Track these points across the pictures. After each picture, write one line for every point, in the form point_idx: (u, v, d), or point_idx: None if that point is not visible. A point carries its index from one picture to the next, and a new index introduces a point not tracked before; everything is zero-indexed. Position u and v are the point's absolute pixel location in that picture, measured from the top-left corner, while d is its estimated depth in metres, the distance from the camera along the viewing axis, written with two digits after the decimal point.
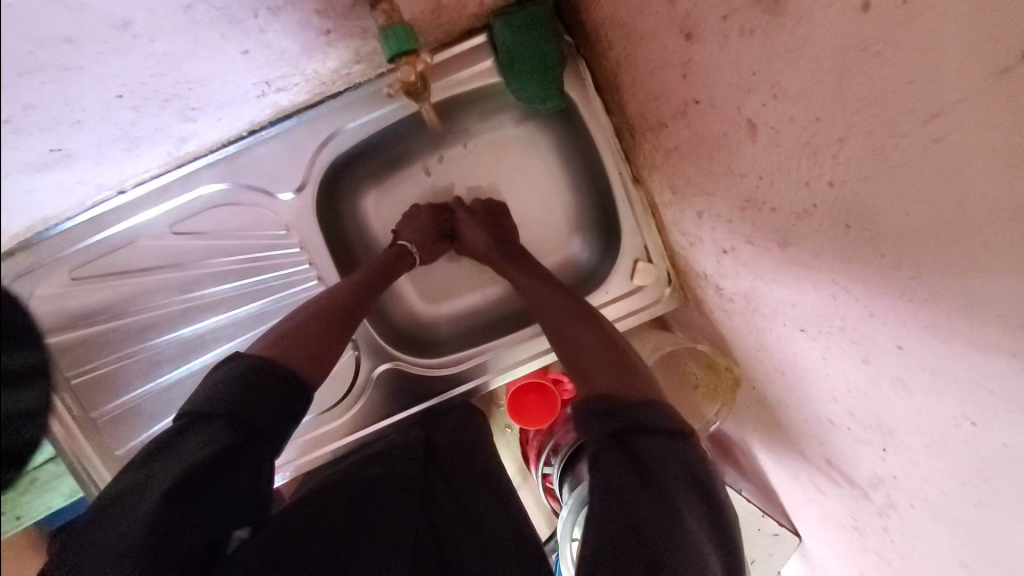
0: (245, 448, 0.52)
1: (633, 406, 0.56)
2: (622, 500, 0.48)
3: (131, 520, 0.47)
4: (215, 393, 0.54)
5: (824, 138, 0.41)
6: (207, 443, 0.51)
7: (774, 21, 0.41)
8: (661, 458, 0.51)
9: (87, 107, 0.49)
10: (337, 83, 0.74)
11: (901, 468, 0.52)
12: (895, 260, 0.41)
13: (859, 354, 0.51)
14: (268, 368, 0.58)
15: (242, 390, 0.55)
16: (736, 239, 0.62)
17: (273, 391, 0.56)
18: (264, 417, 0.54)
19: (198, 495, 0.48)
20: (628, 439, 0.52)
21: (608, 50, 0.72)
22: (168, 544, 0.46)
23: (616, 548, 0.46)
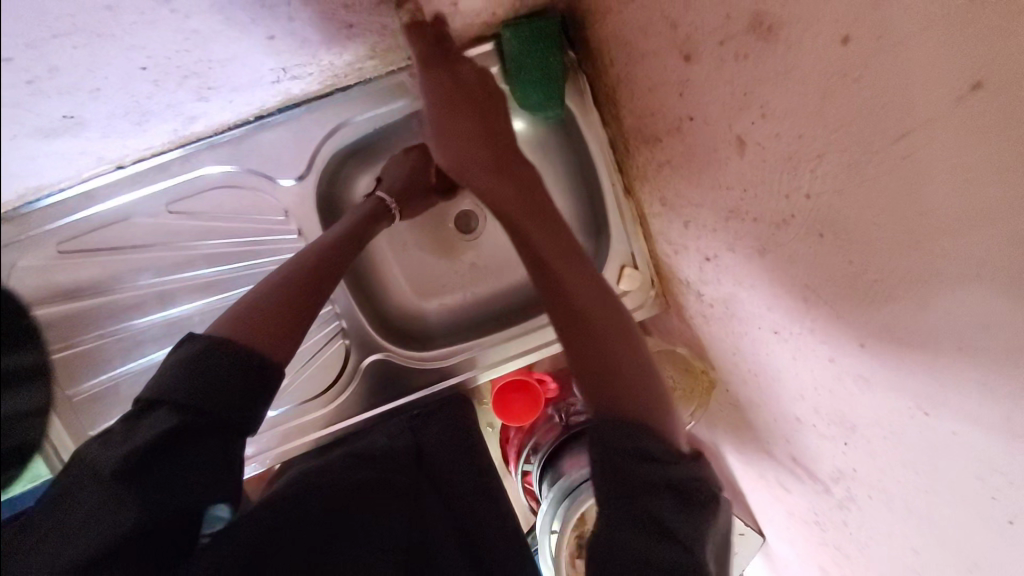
0: (195, 430, 0.52)
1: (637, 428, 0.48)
2: (637, 515, 0.44)
3: (86, 503, 0.48)
4: (166, 377, 0.54)
5: (804, 153, 0.47)
6: (156, 426, 0.51)
7: (767, 47, 0.46)
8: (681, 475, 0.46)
9: (107, 76, 0.52)
10: (349, 76, 0.77)
11: (861, 460, 0.57)
12: (861, 265, 0.46)
13: (826, 354, 0.55)
14: (225, 349, 0.56)
15: (191, 371, 0.54)
16: (719, 247, 0.67)
17: (227, 372, 0.55)
18: (217, 397, 0.53)
19: (149, 476, 0.49)
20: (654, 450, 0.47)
21: (610, 67, 0.77)
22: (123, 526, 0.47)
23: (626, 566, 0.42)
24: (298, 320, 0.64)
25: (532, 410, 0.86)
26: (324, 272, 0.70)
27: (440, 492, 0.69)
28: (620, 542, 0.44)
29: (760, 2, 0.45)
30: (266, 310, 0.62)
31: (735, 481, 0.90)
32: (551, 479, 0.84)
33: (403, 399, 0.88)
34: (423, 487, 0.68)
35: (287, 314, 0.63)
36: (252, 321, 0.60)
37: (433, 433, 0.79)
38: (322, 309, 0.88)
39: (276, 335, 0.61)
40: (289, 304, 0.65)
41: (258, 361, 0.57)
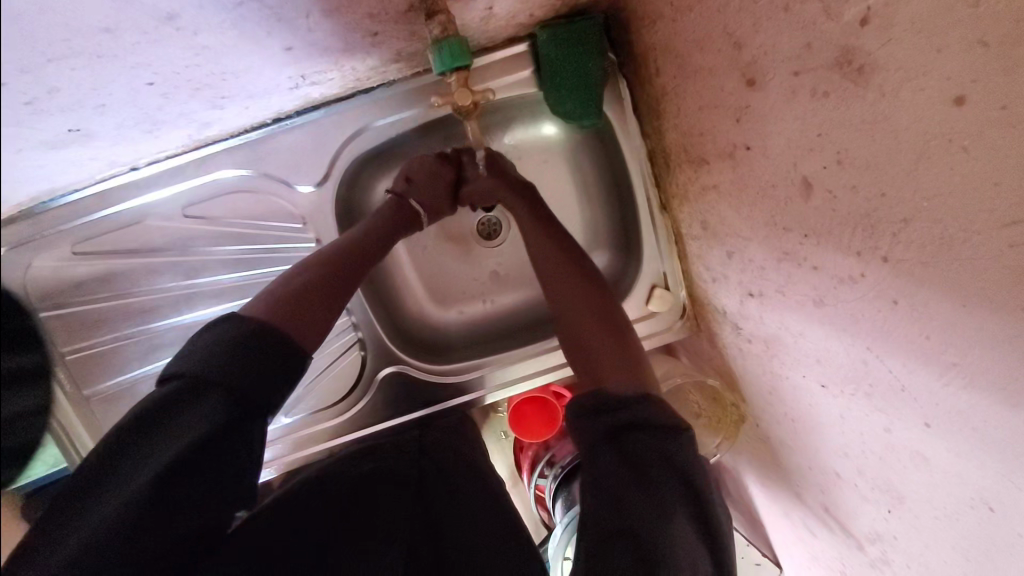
0: (240, 422, 0.50)
1: (629, 403, 0.56)
2: (615, 502, 0.50)
3: (117, 502, 0.45)
4: (206, 360, 0.51)
5: (886, 214, 0.41)
6: (197, 414, 0.49)
7: (854, 89, 0.40)
8: (653, 458, 0.52)
9: (114, 92, 0.50)
10: (372, 78, 0.71)
11: (903, 531, 0.52)
12: (939, 345, 0.41)
13: (882, 422, 0.50)
14: (270, 341, 0.54)
15: (237, 357, 0.52)
16: (766, 285, 0.62)
17: (269, 365, 0.53)
18: (260, 386, 0.51)
19: (190, 475, 0.47)
20: (624, 437, 0.53)
21: (655, 76, 0.70)
22: (166, 527, 0.46)
23: (607, 552, 0.47)
24: (322, 317, 0.61)
25: (547, 427, 0.82)
26: (350, 269, 0.67)
27: (444, 488, 0.68)
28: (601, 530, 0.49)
29: (849, 37, 0.39)
30: (297, 304, 0.60)
31: (755, 513, 0.85)
32: (565, 501, 0.80)
33: (416, 413, 0.85)
34: (427, 482, 0.69)
35: (314, 312, 0.61)
36: (285, 314, 0.58)
37: (436, 434, 0.78)
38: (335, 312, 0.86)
39: (310, 330, 0.59)
40: (318, 301, 0.62)
41: (299, 355, 0.56)
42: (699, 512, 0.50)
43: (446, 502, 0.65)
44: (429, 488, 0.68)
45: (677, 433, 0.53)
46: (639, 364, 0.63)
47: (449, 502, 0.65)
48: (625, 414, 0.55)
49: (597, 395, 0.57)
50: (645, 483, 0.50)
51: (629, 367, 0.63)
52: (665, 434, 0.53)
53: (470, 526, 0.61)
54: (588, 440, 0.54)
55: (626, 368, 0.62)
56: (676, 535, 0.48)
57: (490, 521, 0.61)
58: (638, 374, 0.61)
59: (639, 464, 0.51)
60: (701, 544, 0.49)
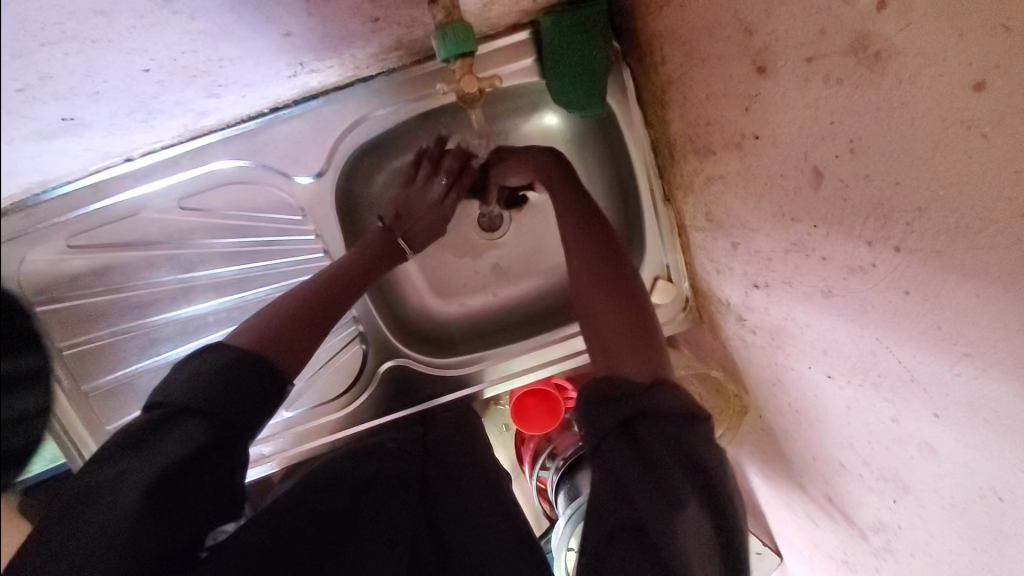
0: (220, 446, 0.49)
1: (642, 390, 0.51)
2: (627, 495, 0.47)
3: (92, 531, 0.43)
4: (188, 382, 0.50)
5: (900, 203, 0.41)
6: (178, 438, 0.47)
7: (869, 76, 0.39)
8: (671, 453, 0.47)
9: (108, 79, 0.49)
10: (371, 66, 0.69)
11: (909, 521, 0.52)
12: (951, 335, 0.41)
13: (889, 412, 0.50)
14: (242, 364, 0.53)
15: (220, 376, 0.51)
16: (772, 276, 0.61)
17: (247, 386, 0.52)
18: (242, 407, 0.51)
19: (170, 499, 0.46)
20: (638, 429, 0.49)
21: (661, 65, 0.69)
22: (150, 556, 0.43)
23: (614, 547, 0.46)
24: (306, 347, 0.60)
25: (550, 420, 0.81)
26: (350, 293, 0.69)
27: (446, 483, 0.67)
28: (610, 526, 0.47)
29: (867, 22, 0.38)
30: (282, 331, 0.59)
31: (755, 503, 0.85)
32: (568, 493, 0.79)
33: (419, 406, 0.85)
34: (428, 478, 0.68)
35: (298, 341, 0.59)
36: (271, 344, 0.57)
37: (439, 430, 0.78)
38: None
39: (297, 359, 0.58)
40: (305, 330, 0.61)
41: (282, 377, 0.55)
42: (714, 506, 0.47)
43: (444, 497, 0.64)
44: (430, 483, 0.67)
45: (694, 418, 0.49)
46: (654, 345, 0.57)
47: (448, 496, 0.64)
48: (634, 401, 0.50)
49: (609, 382, 0.52)
50: (661, 480, 0.46)
51: (643, 349, 0.57)
52: (682, 426, 0.49)
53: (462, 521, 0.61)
54: (600, 431, 0.50)
55: (642, 351, 0.56)
56: (689, 533, 0.46)
57: (479, 496, 0.63)
58: (655, 359, 0.55)
59: (654, 460, 0.47)
60: (712, 539, 0.47)
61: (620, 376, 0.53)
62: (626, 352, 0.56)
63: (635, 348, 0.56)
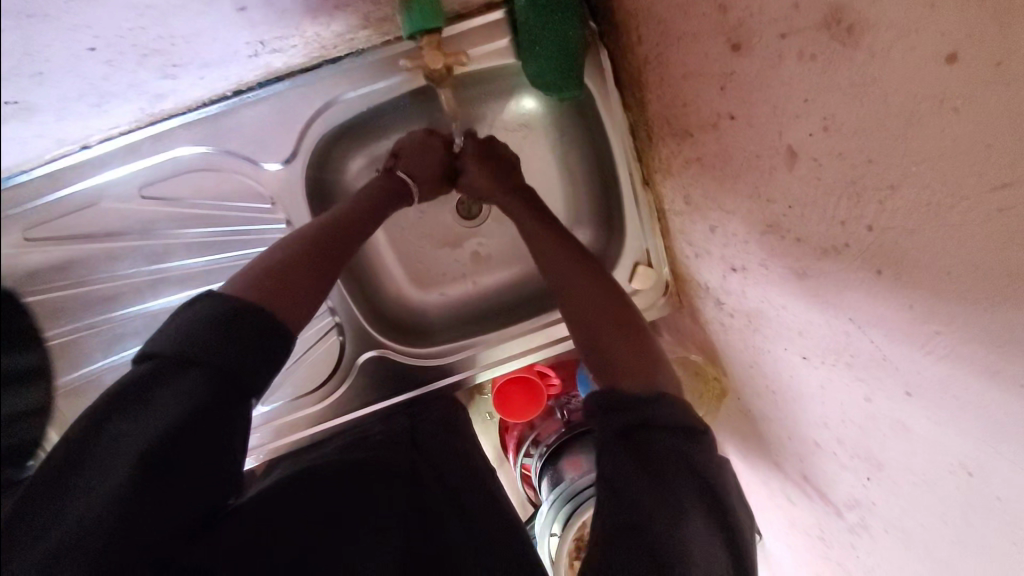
0: (222, 399, 0.48)
1: (641, 402, 0.53)
2: (629, 498, 0.47)
3: (95, 488, 0.42)
4: (192, 335, 0.49)
5: (872, 180, 0.40)
6: (184, 394, 0.46)
7: (842, 51, 0.39)
8: (671, 460, 0.49)
9: (51, 59, 0.50)
10: (338, 46, 0.67)
11: (882, 497, 0.53)
12: (922, 313, 0.41)
13: (863, 392, 0.51)
14: (245, 313, 0.52)
15: (227, 333, 0.50)
16: (749, 259, 0.61)
17: (250, 336, 0.51)
18: (248, 367, 0.50)
19: (178, 458, 0.45)
20: (638, 437, 0.51)
21: (637, 45, 0.68)
22: (146, 520, 0.43)
23: (618, 543, 0.45)
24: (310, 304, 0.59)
25: (532, 407, 0.81)
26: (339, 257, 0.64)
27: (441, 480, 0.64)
28: (614, 528, 0.46)
29: None
30: (284, 284, 0.57)
31: None
32: (551, 479, 0.79)
33: (401, 397, 0.83)
34: (421, 474, 0.64)
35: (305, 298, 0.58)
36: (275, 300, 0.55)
37: (429, 424, 0.76)
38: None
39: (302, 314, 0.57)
40: (310, 284, 0.59)
41: (284, 328, 0.54)
42: (717, 512, 0.48)
43: (444, 498, 0.61)
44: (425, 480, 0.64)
45: (695, 435, 0.52)
46: (653, 355, 0.60)
47: (446, 500, 0.61)
48: (637, 410, 0.53)
49: (611, 395, 0.55)
50: (660, 482, 0.48)
51: (643, 359, 0.59)
52: (682, 436, 0.51)
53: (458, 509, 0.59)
54: (602, 437, 0.53)
55: (642, 363, 0.59)
56: (696, 541, 0.45)
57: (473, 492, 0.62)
58: (654, 370, 0.58)
59: (654, 464, 0.49)
60: (720, 546, 0.46)
61: (621, 390, 0.55)
62: (626, 362, 0.59)
63: (636, 361, 0.59)
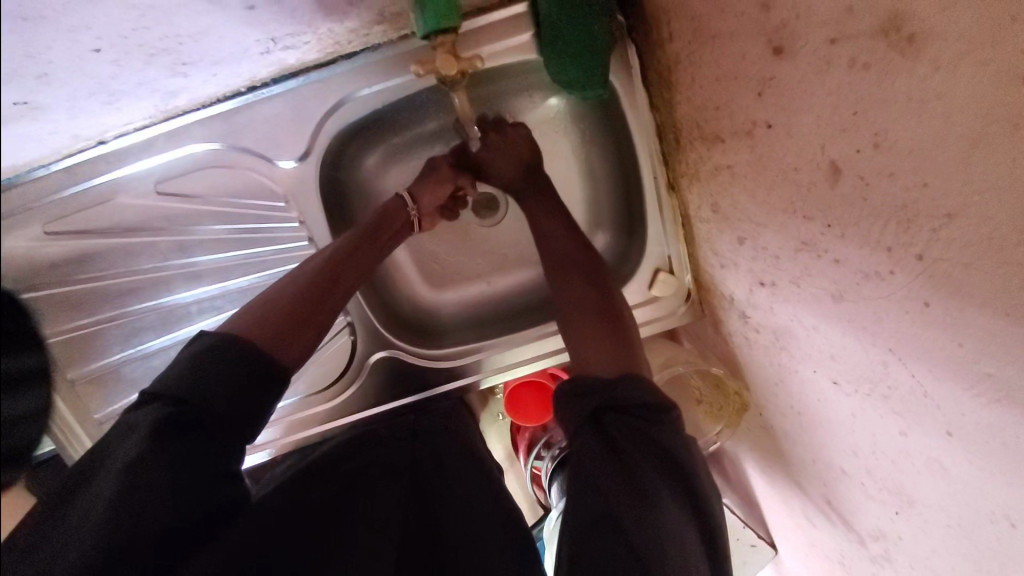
0: (200, 421, 0.48)
1: (607, 384, 0.52)
2: (602, 488, 0.46)
3: (88, 513, 0.44)
4: (177, 369, 0.50)
5: (927, 206, 0.37)
6: (157, 419, 0.47)
7: (900, 62, 0.35)
8: (640, 444, 0.48)
9: (54, 61, 0.53)
10: (352, 41, 0.65)
11: (911, 533, 0.49)
12: (972, 353, 0.37)
13: (897, 425, 0.47)
14: (233, 341, 0.53)
15: (206, 362, 0.50)
16: (779, 274, 0.57)
17: (230, 353, 0.52)
18: (231, 393, 0.50)
19: (170, 462, 0.45)
20: (604, 420, 0.50)
21: (668, 41, 0.64)
22: (139, 530, 0.43)
23: (592, 541, 0.44)
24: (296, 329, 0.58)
25: (545, 411, 0.79)
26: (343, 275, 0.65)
27: (439, 476, 0.63)
28: (587, 533, 0.45)
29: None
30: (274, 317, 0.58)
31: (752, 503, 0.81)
32: (561, 486, 0.77)
33: (412, 398, 0.82)
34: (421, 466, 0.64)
35: (293, 326, 0.58)
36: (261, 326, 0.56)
37: (433, 419, 0.75)
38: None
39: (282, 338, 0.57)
40: (298, 313, 0.59)
41: (260, 351, 0.53)
42: (690, 496, 0.47)
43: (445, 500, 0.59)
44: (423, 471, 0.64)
45: (662, 411, 0.50)
46: (634, 350, 0.59)
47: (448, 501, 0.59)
48: (601, 394, 0.52)
49: (580, 380, 0.54)
50: (629, 469, 0.47)
51: (624, 353, 0.58)
52: (649, 417, 0.49)
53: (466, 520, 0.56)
54: (573, 425, 0.51)
55: (622, 356, 0.57)
56: (668, 523, 0.45)
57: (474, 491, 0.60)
58: (630, 360, 0.57)
59: (624, 449, 0.48)
60: (693, 534, 0.46)
61: (590, 376, 0.55)
62: (602, 354, 0.58)
63: (612, 351, 0.58)
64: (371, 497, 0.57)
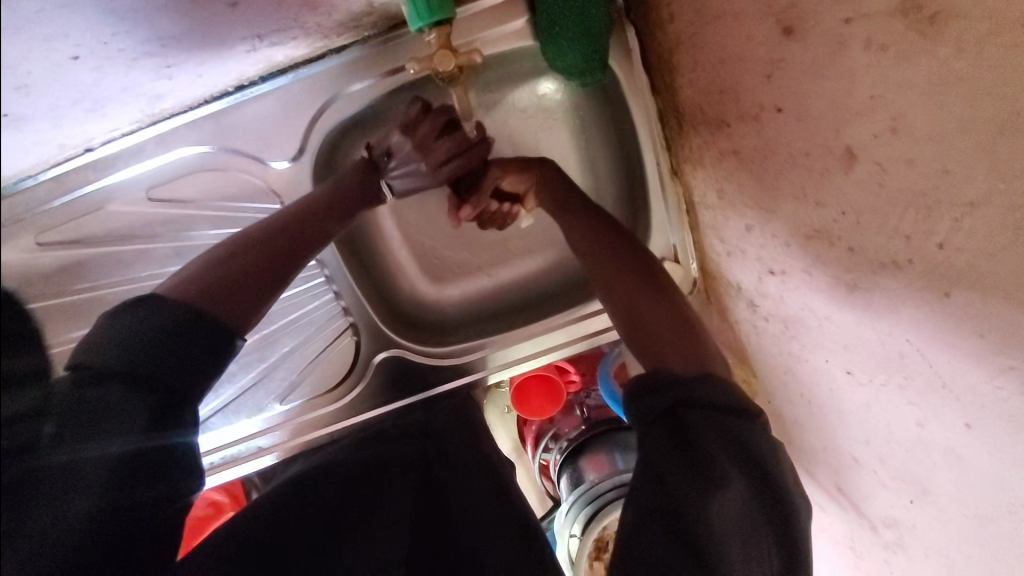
0: (148, 406, 0.47)
1: (685, 382, 0.51)
2: (665, 480, 0.46)
3: (62, 520, 0.44)
4: (112, 344, 0.48)
5: (948, 194, 0.35)
6: (111, 419, 0.46)
7: (922, 43, 0.34)
8: (715, 437, 0.47)
9: (32, 71, 0.51)
10: (342, 34, 0.63)
11: (927, 523, 0.48)
12: (994, 344, 0.36)
13: (913, 415, 0.46)
14: (177, 314, 0.50)
15: (146, 341, 0.48)
16: (789, 263, 0.55)
17: (175, 331, 0.49)
18: (170, 369, 0.48)
19: (132, 489, 0.46)
20: (682, 415, 0.49)
21: (670, 23, 0.61)
22: (106, 533, 0.44)
23: (650, 529, 0.45)
24: (253, 299, 0.57)
25: (550, 404, 0.78)
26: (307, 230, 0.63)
27: (448, 470, 0.63)
28: (647, 524, 0.46)
29: None
30: (220, 279, 0.56)
31: None
32: (571, 478, 0.75)
33: (418, 396, 0.81)
34: (431, 463, 0.65)
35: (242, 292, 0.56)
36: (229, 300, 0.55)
37: (438, 416, 0.75)
38: (321, 289, 0.83)
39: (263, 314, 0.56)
40: (243, 278, 0.57)
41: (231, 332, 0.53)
42: (764, 491, 0.46)
43: (462, 490, 0.60)
44: (432, 468, 0.64)
45: (747, 416, 0.49)
46: (701, 344, 0.57)
47: (457, 493, 0.59)
48: (678, 389, 0.51)
49: (655, 376, 0.53)
50: (697, 458, 0.46)
51: (692, 347, 0.56)
52: (729, 413, 0.48)
53: (457, 510, 0.57)
54: (641, 417, 0.52)
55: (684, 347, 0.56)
56: (732, 514, 0.44)
57: (461, 487, 0.60)
58: (701, 356, 0.55)
59: (693, 441, 0.47)
60: (762, 528, 0.45)
61: (666, 370, 0.53)
62: (670, 347, 0.57)
63: (680, 345, 0.56)
64: (391, 491, 0.58)
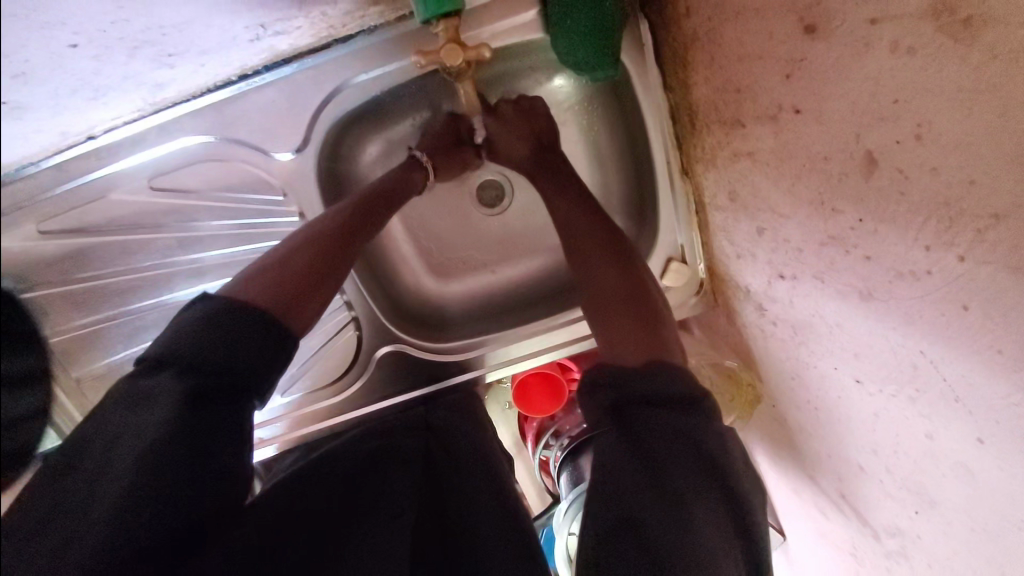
0: (206, 397, 0.47)
1: (642, 376, 0.52)
2: (621, 488, 0.45)
3: (101, 508, 0.42)
4: (176, 337, 0.49)
5: (973, 205, 0.34)
6: (165, 399, 0.45)
7: (952, 47, 0.32)
8: (672, 439, 0.47)
9: (30, 58, 0.52)
10: (347, 24, 0.62)
11: (932, 535, 0.48)
12: (1012, 361, 0.35)
13: (923, 427, 0.45)
14: (244, 310, 0.51)
15: (209, 331, 0.49)
16: (801, 268, 0.54)
17: (237, 325, 0.50)
18: (233, 360, 0.48)
19: (176, 482, 0.44)
20: (628, 412, 0.50)
21: (685, 17, 0.60)
22: (149, 525, 0.42)
23: (613, 540, 0.43)
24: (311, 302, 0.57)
25: (551, 402, 0.77)
26: (359, 226, 0.63)
27: (453, 469, 0.61)
28: (610, 535, 0.43)
29: None
30: (280, 275, 0.56)
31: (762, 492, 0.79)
32: (570, 476, 0.75)
33: (421, 392, 0.81)
34: (434, 461, 0.63)
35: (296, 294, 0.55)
36: (276, 292, 0.54)
37: (441, 412, 0.73)
38: None
39: (301, 312, 0.55)
40: (308, 277, 0.57)
41: (287, 330, 0.53)
42: (723, 489, 0.46)
43: (456, 485, 0.59)
44: (436, 467, 0.62)
45: (697, 410, 0.49)
46: (659, 333, 0.57)
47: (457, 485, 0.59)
48: (633, 390, 0.51)
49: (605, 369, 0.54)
50: (654, 464, 0.46)
51: (651, 338, 0.57)
52: (686, 412, 0.49)
53: (465, 507, 0.56)
54: (597, 418, 0.51)
55: (642, 336, 0.57)
56: (697, 521, 0.43)
57: (479, 490, 0.58)
58: (657, 345, 0.56)
59: (649, 447, 0.47)
60: (726, 529, 0.44)
61: (620, 364, 0.54)
62: (628, 339, 0.57)
63: (636, 337, 0.57)
64: (386, 489, 0.56)
